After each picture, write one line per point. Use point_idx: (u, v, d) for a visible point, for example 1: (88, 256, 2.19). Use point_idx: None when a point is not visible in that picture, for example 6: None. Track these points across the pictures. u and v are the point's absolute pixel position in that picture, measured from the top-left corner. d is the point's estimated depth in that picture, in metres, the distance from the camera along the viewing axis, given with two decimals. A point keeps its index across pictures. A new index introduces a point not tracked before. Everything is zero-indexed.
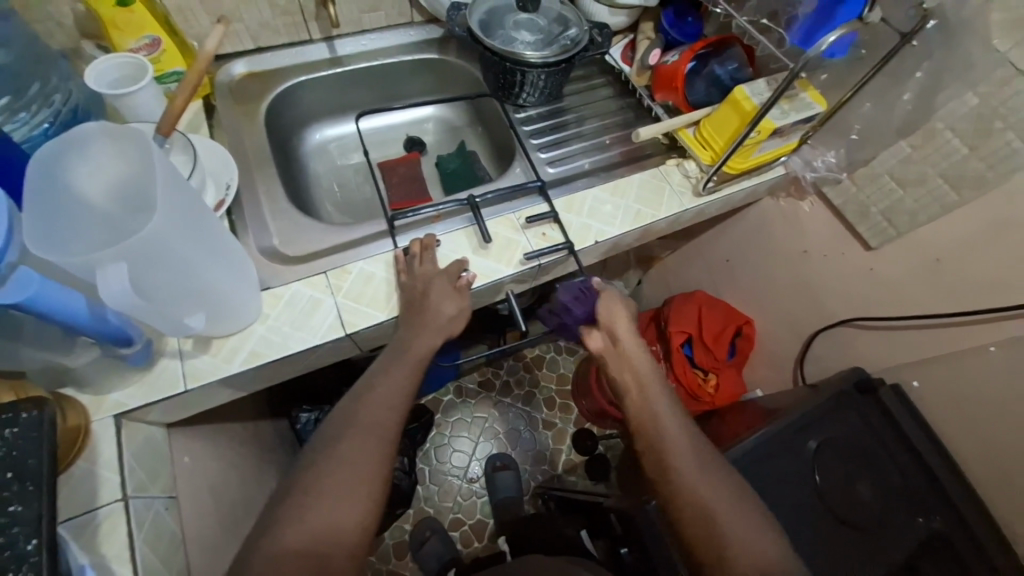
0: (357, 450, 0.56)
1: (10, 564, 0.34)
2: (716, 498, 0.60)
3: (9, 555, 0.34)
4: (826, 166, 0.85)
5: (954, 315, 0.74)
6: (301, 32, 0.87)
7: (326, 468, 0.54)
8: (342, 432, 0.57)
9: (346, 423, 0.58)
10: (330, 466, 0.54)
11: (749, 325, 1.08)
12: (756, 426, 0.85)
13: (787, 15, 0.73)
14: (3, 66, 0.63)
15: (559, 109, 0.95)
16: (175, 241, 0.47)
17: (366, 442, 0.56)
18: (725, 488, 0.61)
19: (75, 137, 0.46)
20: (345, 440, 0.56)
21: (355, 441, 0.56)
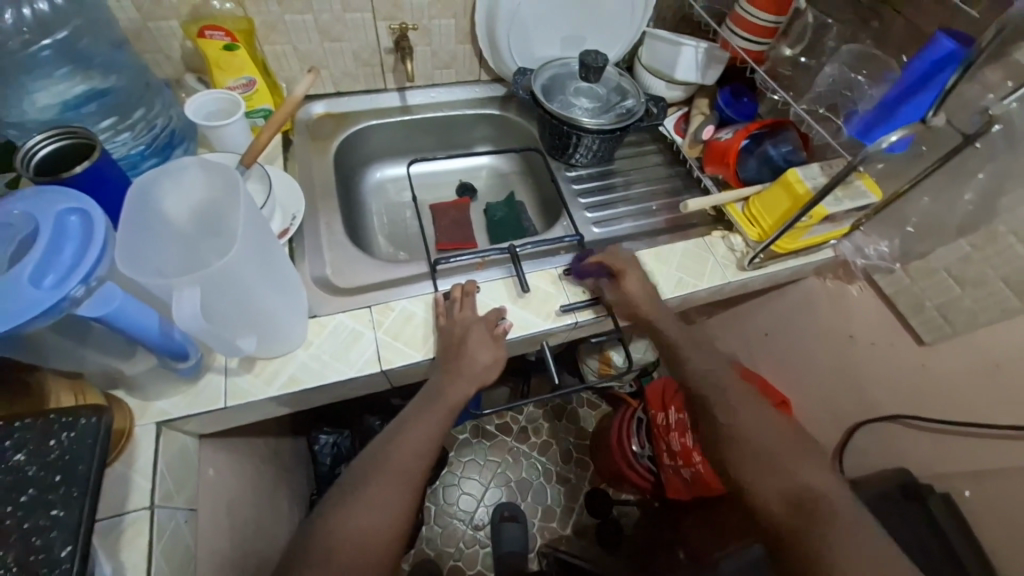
0: (380, 496, 0.56)
1: (42, 566, 0.35)
2: (759, 430, 0.64)
3: (45, 558, 0.35)
4: (878, 255, 0.85)
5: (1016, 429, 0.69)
6: (378, 82, 0.95)
7: (349, 512, 0.55)
8: (370, 474, 0.58)
9: (374, 466, 0.58)
10: (352, 512, 0.55)
11: (786, 405, 1.00)
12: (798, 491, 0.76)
13: (847, 109, 0.74)
14: (117, 89, 0.69)
15: (608, 171, 0.99)
16: (246, 269, 0.51)
17: (392, 489, 0.57)
18: (777, 427, 0.64)
19: (172, 167, 0.51)
20: (371, 485, 0.57)
21: (381, 489, 0.57)
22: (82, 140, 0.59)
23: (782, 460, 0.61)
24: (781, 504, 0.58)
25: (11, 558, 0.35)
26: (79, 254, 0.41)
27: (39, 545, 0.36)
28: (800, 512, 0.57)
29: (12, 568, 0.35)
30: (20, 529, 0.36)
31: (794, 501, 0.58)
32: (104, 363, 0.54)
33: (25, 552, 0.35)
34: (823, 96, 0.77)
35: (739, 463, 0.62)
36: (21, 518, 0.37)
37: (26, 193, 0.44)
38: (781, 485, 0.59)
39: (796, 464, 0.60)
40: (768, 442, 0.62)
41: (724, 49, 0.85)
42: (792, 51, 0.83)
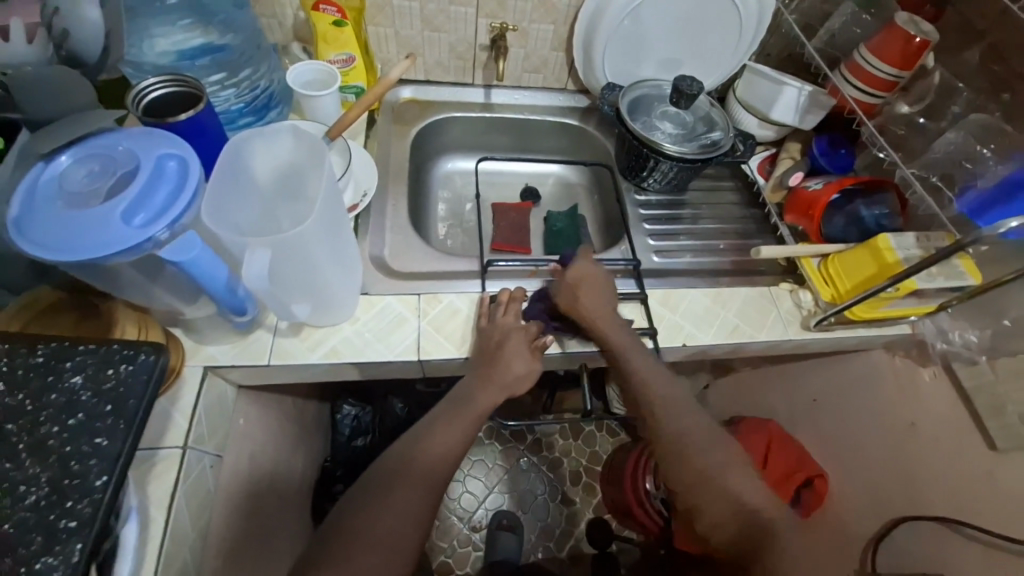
0: (403, 501, 0.56)
1: (77, 491, 0.36)
2: (689, 428, 0.65)
3: (80, 484, 0.37)
4: (964, 342, 0.78)
5: None
6: (467, 77, 0.96)
7: (372, 513, 0.55)
8: (393, 480, 0.57)
9: (399, 470, 0.58)
10: (375, 514, 0.55)
11: (823, 479, 0.93)
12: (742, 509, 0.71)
13: (964, 183, 0.68)
14: (230, 47, 0.73)
15: (679, 201, 0.95)
16: (316, 241, 0.53)
17: (416, 495, 0.57)
18: (699, 424, 0.66)
19: (267, 129, 0.54)
20: (394, 490, 0.57)
21: (403, 494, 0.57)
22: (190, 89, 0.63)
23: (729, 480, 0.62)
24: (727, 528, 0.60)
25: (48, 477, 0.37)
26: (172, 198, 0.44)
27: (77, 470, 0.37)
28: (745, 531, 0.60)
29: (47, 487, 0.37)
30: (64, 451, 0.38)
31: (737, 523, 0.60)
32: (171, 304, 0.57)
33: (61, 474, 0.37)
34: (938, 163, 0.72)
35: (685, 482, 0.63)
36: (66, 440, 0.38)
37: (134, 132, 0.47)
38: (725, 506, 0.61)
39: (733, 479, 0.62)
40: (701, 453, 0.64)
41: (831, 95, 0.81)
42: (910, 109, 0.77)
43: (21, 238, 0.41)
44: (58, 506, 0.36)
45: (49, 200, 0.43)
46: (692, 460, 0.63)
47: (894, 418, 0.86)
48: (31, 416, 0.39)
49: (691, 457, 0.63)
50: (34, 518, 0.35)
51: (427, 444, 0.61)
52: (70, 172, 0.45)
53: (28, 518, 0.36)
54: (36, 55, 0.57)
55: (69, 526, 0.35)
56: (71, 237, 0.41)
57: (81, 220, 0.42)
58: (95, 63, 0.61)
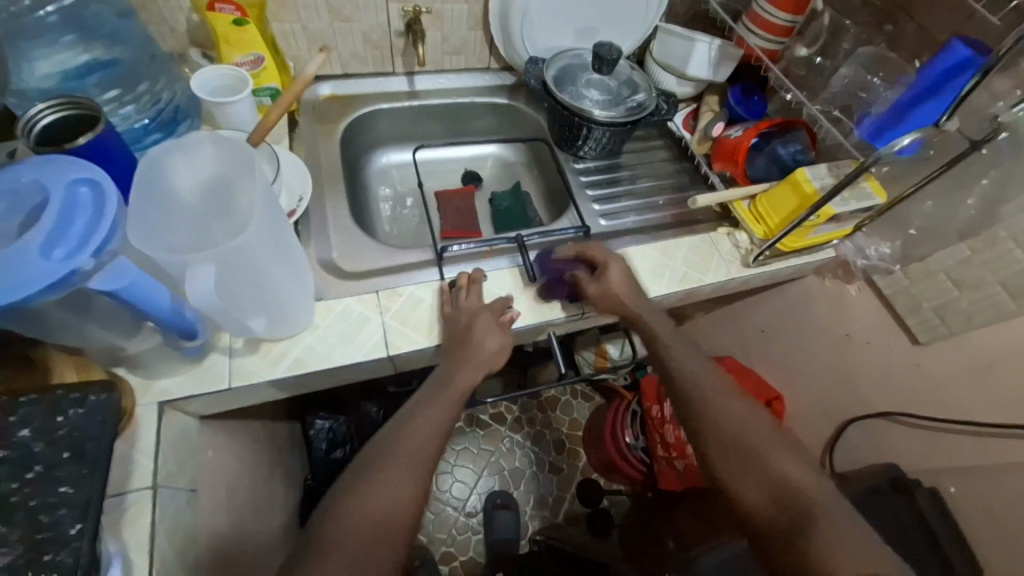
0: (391, 481, 0.56)
1: (51, 543, 0.36)
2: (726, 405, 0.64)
3: (55, 536, 0.36)
4: (879, 256, 0.85)
5: (990, 425, 0.71)
6: (387, 65, 0.94)
7: (364, 497, 0.55)
8: (383, 458, 0.58)
9: (386, 451, 0.59)
10: (364, 497, 0.55)
11: (779, 400, 1.01)
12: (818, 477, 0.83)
13: (860, 111, 0.76)
14: (122, 62, 0.68)
15: (615, 164, 0.98)
16: (259, 249, 0.51)
17: (403, 472, 0.57)
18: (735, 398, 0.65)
19: (185, 141, 0.51)
20: (383, 469, 0.57)
21: (392, 473, 0.57)
22: (86, 111, 0.58)
23: (770, 457, 0.59)
24: (769, 509, 0.56)
25: (18, 536, 0.36)
26: (91, 227, 0.41)
27: (47, 522, 0.37)
28: (787, 511, 0.55)
29: (20, 546, 0.36)
30: (28, 506, 0.37)
31: (783, 507, 0.56)
32: (109, 341, 0.53)
33: (33, 530, 0.36)
34: (838, 96, 0.79)
35: (727, 461, 0.60)
36: (29, 495, 0.38)
37: (35, 161, 0.43)
38: (767, 487, 0.57)
39: (776, 459, 0.59)
40: (738, 433, 0.62)
41: (738, 46, 0.85)
42: (807, 51, 0.84)
43: None
44: (36, 562, 0.35)
45: None
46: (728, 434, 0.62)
47: (832, 334, 0.94)
48: None
49: (726, 431, 0.62)
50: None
51: (410, 429, 0.61)
52: None
53: None
54: None
55: None
56: None
57: None
58: None
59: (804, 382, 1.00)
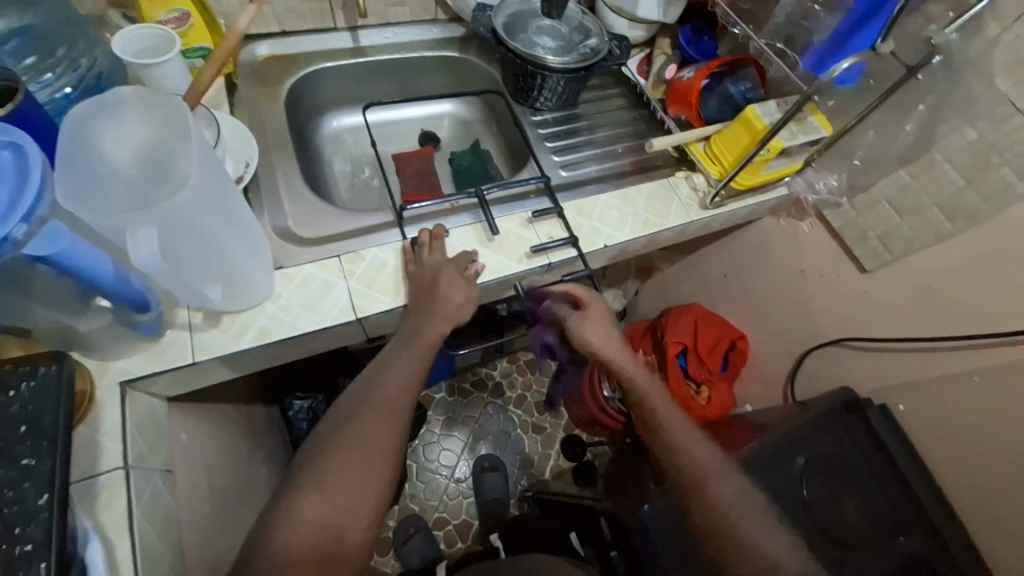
0: (368, 429, 0.58)
1: (20, 517, 0.36)
2: (720, 483, 0.68)
3: (21, 509, 0.36)
4: (827, 190, 0.87)
5: (932, 342, 0.77)
6: (327, 20, 0.89)
7: (341, 444, 0.57)
8: (357, 411, 0.59)
9: (362, 402, 0.60)
10: (343, 444, 0.57)
11: (744, 340, 1.09)
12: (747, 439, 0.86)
13: (803, 41, 0.77)
14: (35, 26, 0.63)
15: (572, 115, 0.97)
16: (203, 210, 0.48)
17: (379, 421, 0.59)
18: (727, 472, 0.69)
19: (108, 101, 0.47)
20: (359, 418, 0.59)
21: (369, 421, 0.58)
22: (1, 81, 0.53)
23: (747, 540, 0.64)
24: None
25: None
26: (18, 193, 0.40)
27: (12, 496, 0.36)
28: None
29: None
30: None
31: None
32: (57, 321, 0.51)
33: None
34: (781, 27, 0.80)
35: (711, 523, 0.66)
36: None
37: None
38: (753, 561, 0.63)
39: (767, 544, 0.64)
40: (729, 506, 0.66)
41: None
42: None
43: None
44: (5, 536, 0.35)
45: None
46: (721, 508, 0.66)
47: (787, 269, 0.99)
48: None
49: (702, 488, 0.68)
50: None
51: (384, 379, 0.63)
52: None
53: None
54: None
55: (26, 550, 0.35)
56: None
57: None
58: None
59: (766, 319, 1.05)
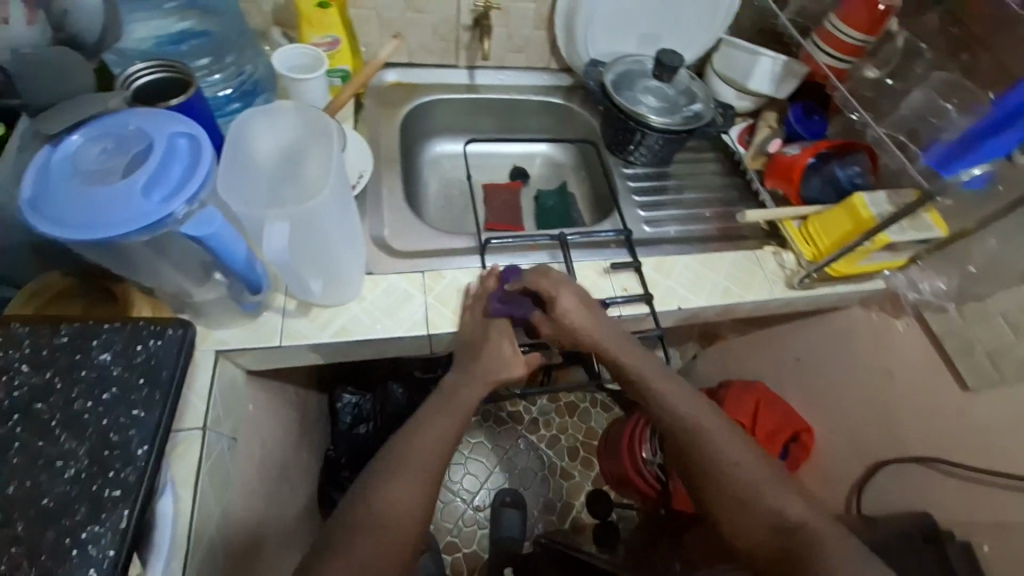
0: (399, 488, 0.59)
1: (117, 461, 0.39)
2: (736, 452, 0.64)
3: (120, 454, 0.39)
4: (932, 291, 0.82)
5: None
6: (451, 58, 0.97)
7: (373, 501, 0.57)
8: (390, 466, 0.61)
9: (396, 459, 0.61)
10: (373, 502, 0.57)
11: (808, 433, 1.01)
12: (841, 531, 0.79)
13: (930, 138, 0.74)
14: (213, 32, 0.73)
15: (663, 173, 0.98)
16: (327, 215, 0.55)
17: (409, 482, 0.59)
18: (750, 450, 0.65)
19: (270, 110, 0.54)
20: (392, 477, 0.59)
21: (399, 480, 0.59)
22: (178, 75, 0.62)
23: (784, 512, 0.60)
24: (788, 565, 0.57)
25: (86, 450, 0.39)
26: (185, 175, 0.44)
27: (116, 441, 0.39)
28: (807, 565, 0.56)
29: (87, 460, 0.39)
30: (100, 424, 0.40)
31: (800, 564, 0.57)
32: (179, 285, 0.56)
33: (101, 446, 0.39)
34: (906, 119, 0.78)
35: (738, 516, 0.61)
36: (102, 413, 0.40)
37: (142, 109, 0.47)
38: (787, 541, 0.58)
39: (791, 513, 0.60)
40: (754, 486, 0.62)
41: (804, 63, 0.85)
42: (876, 72, 0.83)
43: (39, 218, 0.42)
44: (99, 477, 0.38)
45: (63, 176, 0.44)
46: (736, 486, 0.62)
47: (872, 369, 0.91)
48: (61, 394, 0.41)
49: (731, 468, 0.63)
50: (77, 490, 0.37)
51: (419, 437, 0.64)
52: (84, 149, 0.45)
53: (69, 490, 0.37)
54: (34, 37, 0.54)
55: (113, 494, 0.37)
56: (90, 214, 0.42)
57: (99, 198, 0.42)
58: (95, 46, 0.58)
59: (838, 416, 0.98)
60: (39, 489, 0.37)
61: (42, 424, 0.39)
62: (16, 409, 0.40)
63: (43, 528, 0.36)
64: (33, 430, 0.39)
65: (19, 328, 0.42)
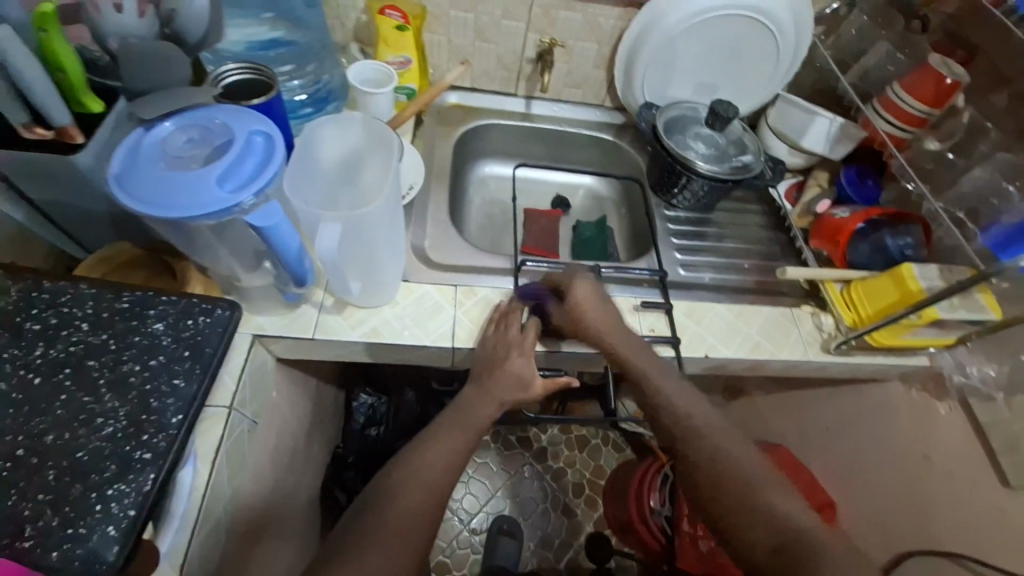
0: (409, 501, 0.59)
1: (152, 426, 0.40)
2: (729, 444, 0.64)
3: (155, 419, 0.40)
4: (981, 377, 0.79)
5: None
6: (510, 86, 1.01)
7: (383, 514, 0.58)
8: (402, 479, 0.61)
9: (407, 472, 0.62)
10: (383, 514, 0.58)
11: (831, 509, 0.92)
12: None
13: (988, 218, 0.72)
14: (300, 43, 0.79)
15: (705, 219, 0.98)
16: (377, 223, 0.57)
17: (419, 496, 0.60)
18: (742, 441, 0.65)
19: (341, 119, 0.58)
20: (402, 493, 0.60)
21: (409, 495, 0.60)
22: (263, 78, 0.67)
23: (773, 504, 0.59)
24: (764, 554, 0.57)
25: (125, 412, 0.41)
26: (257, 170, 0.48)
27: (154, 406, 0.41)
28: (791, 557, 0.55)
29: (124, 421, 0.40)
30: (143, 389, 0.42)
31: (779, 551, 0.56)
32: (231, 269, 0.60)
33: (140, 410, 0.41)
34: (966, 198, 0.76)
35: (726, 507, 0.60)
36: (146, 379, 0.42)
37: (227, 107, 0.52)
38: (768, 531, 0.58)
39: (773, 498, 0.60)
40: (742, 477, 0.61)
41: (862, 128, 0.84)
42: (937, 145, 0.80)
43: (123, 193, 0.46)
44: (134, 438, 0.39)
45: (151, 159, 0.48)
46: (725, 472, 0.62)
47: (906, 450, 0.86)
48: (112, 354, 0.43)
49: (720, 458, 0.63)
50: (111, 448, 0.39)
51: (427, 450, 0.64)
52: (172, 137, 0.50)
53: (103, 447, 0.39)
54: (145, 29, 0.56)
55: (144, 456, 0.39)
56: (168, 195, 0.46)
57: (178, 181, 0.46)
58: (194, 44, 0.60)
59: (864, 494, 0.92)
60: (76, 442, 0.39)
61: (90, 381, 0.41)
62: (69, 363, 0.42)
63: (72, 481, 0.37)
64: (80, 386, 0.41)
65: (85, 288, 0.45)
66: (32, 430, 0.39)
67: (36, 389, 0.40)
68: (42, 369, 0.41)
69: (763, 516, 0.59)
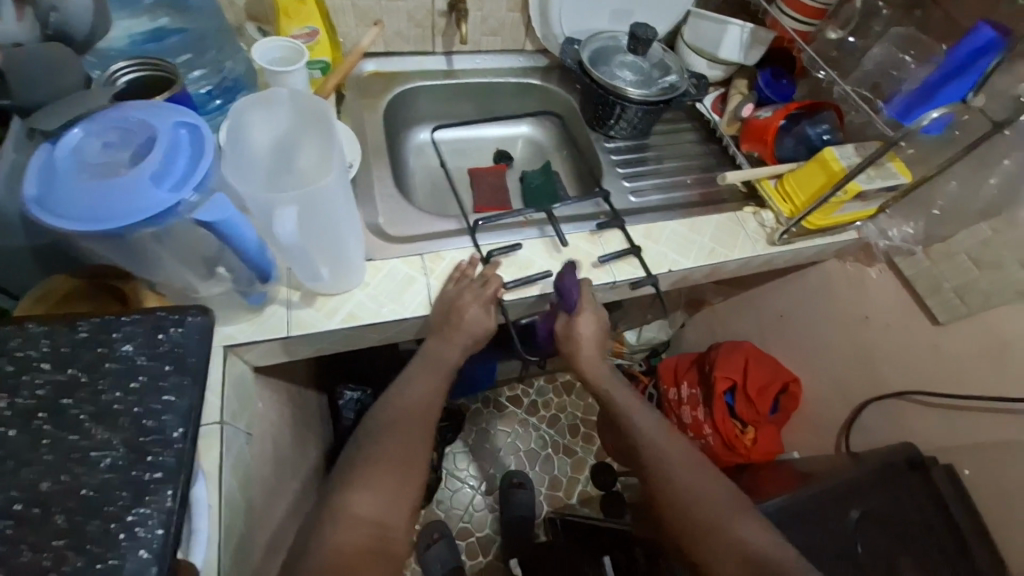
0: (404, 436, 0.62)
1: (155, 446, 0.38)
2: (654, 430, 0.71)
3: (158, 438, 0.38)
4: (901, 237, 0.86)
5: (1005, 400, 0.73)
6: (427, 45, 0.97)
7: (380, 446, 0.60)
8: (391, 425, 0.63)
9: (396, 413, 0.65)
10: (381, 444, 0.61)
11: (796, 383, 1.06)
12: (792, 485, 0.83)
13: (890, 90, 0.79)
14: (192, 30, 0.72)
15: (643, 145, 1.01)
16: (334, 200, 0.56)
17: (413, 428, 0.63)
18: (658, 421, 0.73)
19: (265, 97, 0.54)
20: (395, 431, 0.62)
21: (403, 428, 0.63)
22: (163, 73, 0.61)
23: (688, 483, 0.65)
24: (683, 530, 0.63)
25: (121, 439, 0.38)
26: (192, 163, 0.45)
27: (152, 426, 0.39)
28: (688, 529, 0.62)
29: (123, 448, 0.38)
30: (133, 412, 0.39)
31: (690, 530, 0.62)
32: (185, 280, 0.56)
33: (137, 434, 0.39)
34: (869, 75, 0.82)
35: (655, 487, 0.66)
36: (133, 403, 0.40)
37: (141, 103, 0.47)
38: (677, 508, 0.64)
39: (686, 478, 0.65)
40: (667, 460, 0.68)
41: (770, 29, 0.89)
42: (839, 32, 0.87)
43: (48, 214, 0.41)
44: (139, 463, 0.37)
45: (68, 172, 0.43)
46: (658, 460, 0.68)
47: (850, 316, 0.97)
48: (88, 388, 0.40)
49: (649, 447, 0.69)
50: (117, 477, 0.37)
51: (402, 396, 0.68)
52: (83, 144, 0.45)
53: (109, 479, 0.37)
54: (27, 34, 0.52)
55: (156, 477, 0.37)
56: (101, 207, 0.42)
57: (108, 191, 0.42)
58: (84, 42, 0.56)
59: (822, 363, 1.03)
60: (76, 482, 0.37)
61: (71, 419, 0.39)
62: (42, 407, 0.39)
63: (86, 519, 0.35)
64: (61, 426, 0.38)
65: (33, 327, 0.41)
66: (23, 481, 0.36)
67: (13, 441, 0.37)
68: (14, 420, 0.38)
69: (679, 492, 0.64)
